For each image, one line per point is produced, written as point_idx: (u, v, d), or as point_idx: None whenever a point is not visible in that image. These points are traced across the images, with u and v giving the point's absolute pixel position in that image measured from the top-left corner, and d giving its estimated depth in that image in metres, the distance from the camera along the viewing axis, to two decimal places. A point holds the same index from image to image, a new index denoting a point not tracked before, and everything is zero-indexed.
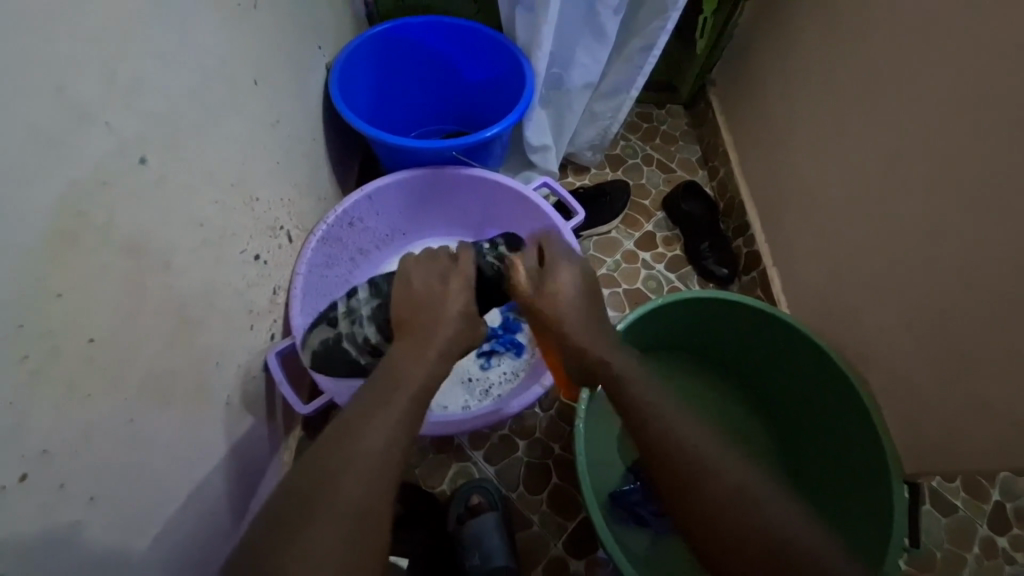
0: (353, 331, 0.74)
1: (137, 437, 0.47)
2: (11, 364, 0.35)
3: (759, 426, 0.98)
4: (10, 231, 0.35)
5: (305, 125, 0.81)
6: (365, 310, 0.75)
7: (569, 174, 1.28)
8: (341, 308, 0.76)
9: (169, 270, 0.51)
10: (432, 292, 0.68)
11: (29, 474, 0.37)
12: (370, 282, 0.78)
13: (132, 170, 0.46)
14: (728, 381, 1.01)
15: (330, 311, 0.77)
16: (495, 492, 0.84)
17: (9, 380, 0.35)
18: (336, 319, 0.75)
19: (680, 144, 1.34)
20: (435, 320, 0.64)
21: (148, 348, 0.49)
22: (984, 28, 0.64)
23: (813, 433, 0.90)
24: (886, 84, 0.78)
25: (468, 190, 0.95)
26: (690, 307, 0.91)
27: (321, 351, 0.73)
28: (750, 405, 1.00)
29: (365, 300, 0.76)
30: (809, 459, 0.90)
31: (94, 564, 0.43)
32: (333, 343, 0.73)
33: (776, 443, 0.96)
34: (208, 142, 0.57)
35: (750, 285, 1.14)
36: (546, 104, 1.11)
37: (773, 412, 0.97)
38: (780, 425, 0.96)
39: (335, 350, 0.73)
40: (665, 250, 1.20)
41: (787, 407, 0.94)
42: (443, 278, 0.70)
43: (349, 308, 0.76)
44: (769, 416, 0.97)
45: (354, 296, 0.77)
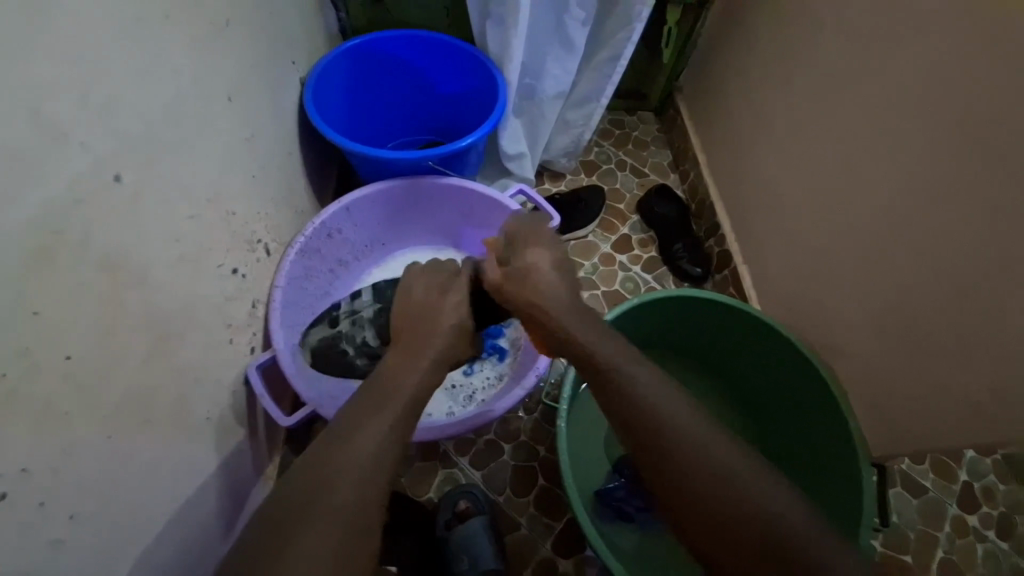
0: (352, 332, 0.81)
1: (117, 454, 0.47)
2: None
3: (737, 419, 1.01)
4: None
5: (280, 139, 0.82)
6: (366, 313, 0.82)
7: (545, 181, 1.32)
8: (344, 309, 0.83)
9: (147, 285, 0.51)
10: (414, 300, 0.69)
11: (9, 492, 0.37)
12: (374, 287, 0.85)
13: (106, 188, 0.46)
14: (705, 376, 1.05)
15: (333, 311, 0.85)
16: (482, 497, 0.85)
17: None
18: (337, 319, 0.83)
19: (652, 149, 1.38)
20: (417, 326, 0.66)
21: (127, 365, 0.49)
22: (924, 36, 0.69)
23: (787, 424, 0.93)
24: (840, 89, 0.83)
25: (444, 200, 0.97)
26: (665, 305, 0.94)
27: (319, 348, 0.80)
28: (728, 399, 1.03)
29: (366, 304, 0.83)
30: (786, 449, 0.94)
31: None
32: (331, 341, 0.80)
33: (753, 434, 0.99)
34: (183, 158, 0.57)
35: (723, 283, 1.18)
36: (520, 113, 1.14)
37: (749, 405, 1.00)
38: (757, 417, 0.99)
39: (334, 348, 0.81)
40: (641, 252, 1.23)
41: (762, 400, 0.98)
42: (440, 291, 0.71)
43: (352, 309, 0.83)
44: (746, 409, 1.01)
45: (357, 299, 0.84)
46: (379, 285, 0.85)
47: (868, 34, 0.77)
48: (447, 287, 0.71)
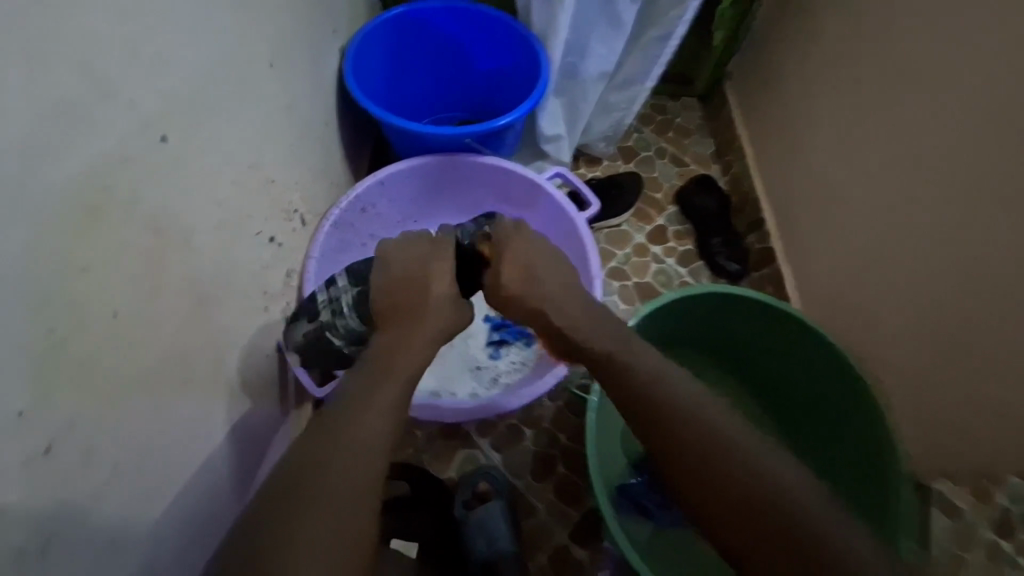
0: (333, 322, 0.69)
1: (155, 414, 0.48)
2: (39, 338, 0.36)
3: (767, 426, 0.98)
4: (33, 205, 0.35)
5: (319, 108, 0.81)
6: (344, 299, 0.69)
7: (581, 165, 1.28)
8: (320, 298, 0.71)
9: (191, 247, 0.51)
10: (410, 270, 0.64)
11: (54, 446, 0.38)
12: (348, 268, 0.72)
13: (152, 147, 0.46)
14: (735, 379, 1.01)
15: (309, 304, 0.71)
16: (501, 479, 0.86)
17: (38, 354, 0.36)
18: (315, 310, 0.70)
19: (694, 137, 1.33)
20: (419, 302, 0.62)
21: (170, 325, 0.49)
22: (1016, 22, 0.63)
23: (826, 434, 0.90)
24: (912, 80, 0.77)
25: (480, 179, 0.96)
26: (699, 302, 0.91)
27: (306, 342, 0.70)
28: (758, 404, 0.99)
29: (344, 288, 0.70)
30: (823, 460, 0.90)
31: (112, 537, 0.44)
32: (316, 334, 0.69)
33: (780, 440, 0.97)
34: (225, 122, 0.56)
35: (762, 282, 1.13)
36: (561, 93, 1.10)
37: (785, 413, 0.97)
38: (795, 427, 0.95)
39: (319, 341, 0.70)
40: (676, 244, 1.19)
41: (801, 408, 0.94)
42: (428, 257, 0.65)
43: (328, 296, 0.71)
44: (782, 416, 0.97)
45: (332, 284, 0.71)
46: (356, 268, 0.71)
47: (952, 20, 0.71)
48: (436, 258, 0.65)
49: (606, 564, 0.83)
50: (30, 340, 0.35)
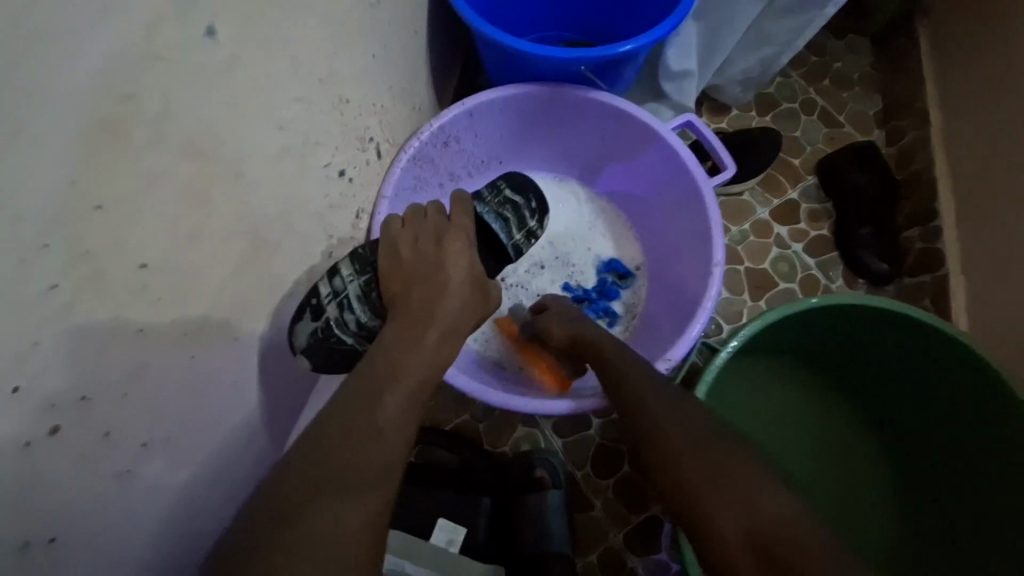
0: (344, 319, 0.52)
1: (199, 376, 0.40)
2: (34, 292, 0.26)
3: (882, 473, 0.80)
4: (24, 104, 0.24)
5: (409, 11, 0.67)
6: (353, 290, 0.54)
7: (703, 114, 1.04)
8: (321, 291, 0.52)
9: (243, 181, 0.41)
10: (422, 253, 0.55)
11: (62, 426, 0.28)
12: (352, 255, 0.56)
13: (197, 43, 0.34)
14: (852, 412, 0.83)
15: (305, 301, 0.52)
16: (559, 468, 0.78)
17: (33, 312, 0.26)
18: (317, 306, 0.52)
19: (857, 91, 1.05)
20: (434, 288, 0.53)
21: (216, 275, 0.40)
22: None
23: (971, 502, 0.72)
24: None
25: (587, 122, 0.79)
26: (839, 313, 0.73)
27: (314, 352, 0.51)
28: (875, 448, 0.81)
29: (350, 278, 0.54)
30: (958, 530, 0.73)
31: (161, 512, 0.38)
32: (325, 337, 0.51)
33: (894, 496, 0.79)
34: (298, 18, 0.44)
35: (915, 290, 0.91)
36: (701, 16, 0.86)
37: (915, 463, 0.79)
38: (926, 483, 0.77)
39: (328, 349, 0.51)
40: (809, 227, 0.97)
41: (941, 461, 0.76)
42: (437, 239, 0.57)
43: (329, 289, 0.53)
44: (908, 466, 0.79)
45: (334, 274, 0.54)
46: (360, 252, 0.57)
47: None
48: (447, 236, 0.58)
49: None
50: (20, 294, 0.25)
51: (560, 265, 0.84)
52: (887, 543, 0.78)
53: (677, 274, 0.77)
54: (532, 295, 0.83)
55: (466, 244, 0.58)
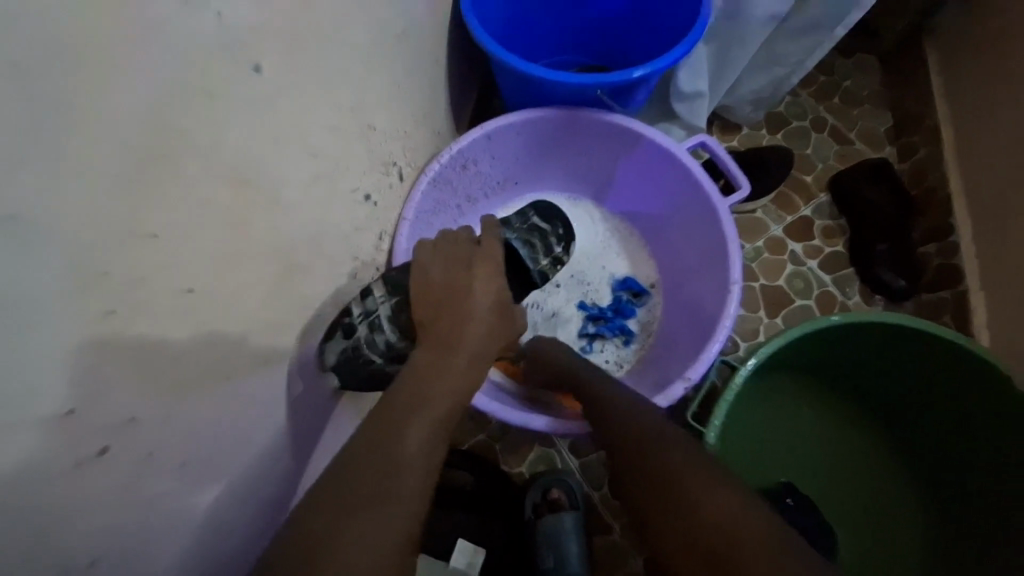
0: (374, 339, 0.55)
1: (235, 394, 0.41)
2: (92, 317, 0.28)
3: (907, 503, 0.78)
4: (89, 141, 0.26)
5: (431, 41, 0.69)
6: (383, 313, 0.56)
7: (714, 132, 1.05)
8: (353, 312, 0.55)
9: (278, 206, 0.43)
10: (451, 278, 0.57)
11: (111, 446, 0.30)
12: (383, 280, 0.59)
13: (240, 77, 0.36)
14: (873, 437, 0.81)
15: (339, 319, 0.55)
16: (576, 489, 0.76)
17: (90, 335, 0.28)
18: (349, 325, 0.55)
19: (866, 108, 1.06)
20: (461, 314, 0.55)
21: (252, 297, 0.41)
22: None
23: (1003, 533, 0.69)
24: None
25: (602, 143, 0.80)
26: (858, 331, 0.73)
27: (346, 369, 0.54)
28: (897, 475, 0.79)
29: (382, 300, 0.57)
30: (994, 561, 0.70)
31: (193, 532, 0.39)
32: (355, 356, 0.54)
33: (920, 527, 0.76)
34: (331, 52, 0.46)
35: (935, 306, 0.90)
36: (712, 39, 0.88)
37: (941, 490, 0.76)
38: (955, 511, 0.74)
39: (357, 366, 0.54)
40: (824, 244, 0.97)
41: (969, 490, 0.73)
42: (468, 264, 0.59)
43: (361, 309, 0.56)
44: (935, 494, 0.76)
45: (366, 296, 0.57)
46: (391, 275, 0.60)
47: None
48: (478, 261, 0.60)
49: None
50: (78, 319, 0.27)
51: (576, 283, 0.85)
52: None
53: (695, 293, 0.77)
54: (547, 315, 0.83)
55: (496, 269, 0.60)
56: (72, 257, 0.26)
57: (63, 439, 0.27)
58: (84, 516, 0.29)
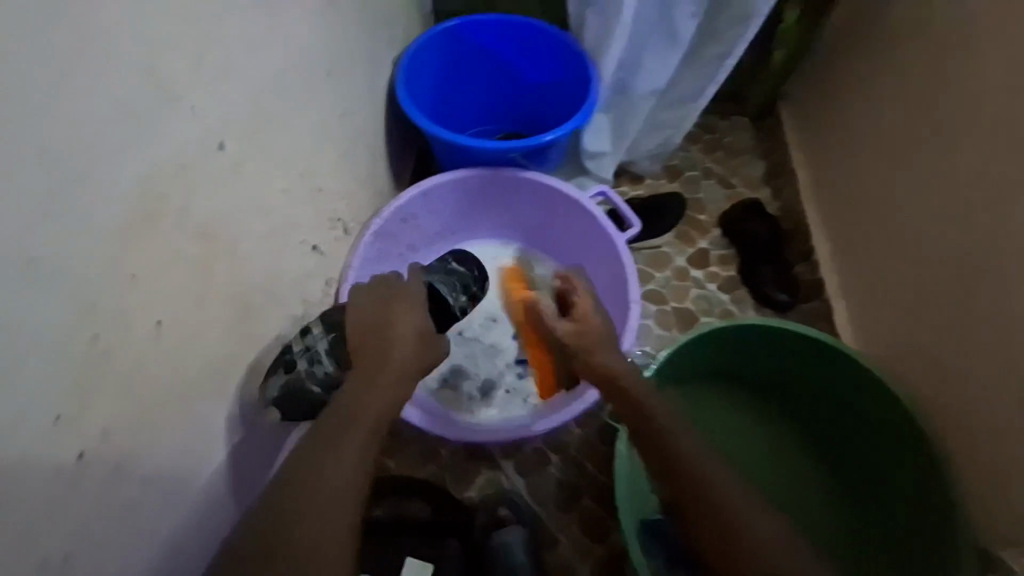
0: (314, 372, 0.59)
1: (191, 418, 0.48)
2: (81, 342, 0.36)
3: (828, 495, 0.86)
4: (94, 209, 0.36)
5: (371, 117, 0.82)
6: (322, 346, 0.60)
7: (623, 183, 1.23)
8: (293, 348, 0.59)
9: (237, 256, 0.52)
10: (374, 314, 0.61)
11: (87, 453, 0.38)
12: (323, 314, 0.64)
13: (211, 155, 0.46)
14: (789, 438, 0.90)
15: (280, 354, 0.59)
16: (522, 506, 0.84)
17: (79, 357, 0.36)
18: (289, 360, 0.59)
19: (743, 159, 1.27)
20: (382, 348, 0.58)
21: (211, 331, 0.49)
22: None
23: (901, 505, 0.79)
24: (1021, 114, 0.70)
25: (523, 195, 0.94)
26: (746, 338, 0.86)
27: (286, 401, 0.58)
28: (815, 471, 0.88)
29: (321, 335, 0.61)
30: (892, 528, 0.80)
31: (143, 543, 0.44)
32: (294, 389, 0.58)
33: (843, 515, 0.85)
34: (283, 132, 0.57)
35: (812, 315, 1.07)
36: (609, 109, 1.07)
37: (847, 476, 0.86)
38: (859, 491, 0.85)
39: (299, 398, 0.58)
40: (720, 270, 1.14)
41: (864, 469, 0.85)
42: (387, 301, 0.62)
43: (302, 345, 0.60)
44: (844, 481, 0.87)
45: (306, 331, 0.61)
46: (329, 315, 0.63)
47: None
48: (396, 298, 0.63)
49: None
50: (71, 345, 0.35)
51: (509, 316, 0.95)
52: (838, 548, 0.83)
53: (606, 315, 0.90)
54: (487, 346, 0.93)
55: (414, 304, 0.63)
56: (73, 296, 0.35)
57: (53, 443, 0.35)
58: (53, 514, 0.36)
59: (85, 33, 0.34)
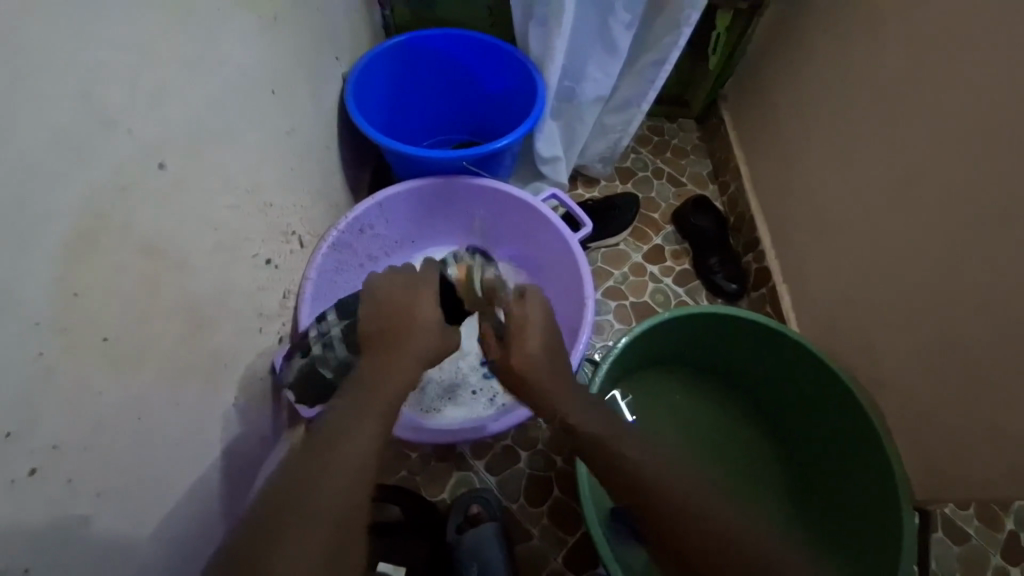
0: (322, 355, 0.68)
1: (144, 434, 0.49)
2: (26, 360, 0.37)
3: (774, 458, 0.95)
4: (35, 228, 0.37)
5: (320, 131, 0.83)
6: (334, 332, 0.70)
7: (578, 186, 1.29)
8: (312, 334, 0.71)
9: (184, 271, 0.53)
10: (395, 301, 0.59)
11: (39, 468, 0.38)
12: (336, 305, 0.73)
13: (151, 174, 0.47)
14: (741, 407, 0.99)
15: (303, 340, 0.72)
16: (495, 503, 0.83)
17: (23, 375, 0.37)
18: (308, 346, 0.70)
19: (691, 158, 1.35)
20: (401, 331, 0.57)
21: (159, 347, 0.50)
22: (991, 52, 0.65)
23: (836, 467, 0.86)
24: (918, 103, 0.75)
25: (477, 200, 0.97)
26: (695, 323, 0.91)
27: (300, 380, 0.69)
28: (763, 436, 0.97)
29: (333, 322, 0.71)
30: (828, 491, 0.87)
31: (96, 560, 0.44)
32: (307, 370, 0.69)
33: (789, 479, 0.93)
34: (225, 150, 0.58)
35: (759, 301, 1.14)
36: (558, 116, 1.12)
37: (795, 444, 0.93)
38: (804, 457, 0.92)
39: (312, 377, 0.69)
40: (674, 264, 1.20)
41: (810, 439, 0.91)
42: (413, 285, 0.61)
43: (319, 332, 0.71)
44: (791, 447, 0.94)
45: (322, 321, 0.72)
46: (341, 303, 0.73)
47: (953, 44, 0.70)
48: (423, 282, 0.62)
49: None
50: (18, 362, 0.36)
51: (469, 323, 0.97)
52: (777, 505, 0.91)
53: (563, 312, 0.92)
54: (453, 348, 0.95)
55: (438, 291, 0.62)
56: (18, 313, 0.36)
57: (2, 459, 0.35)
58: (13, 534, 0.36)
59: (23, 63, 0.35)
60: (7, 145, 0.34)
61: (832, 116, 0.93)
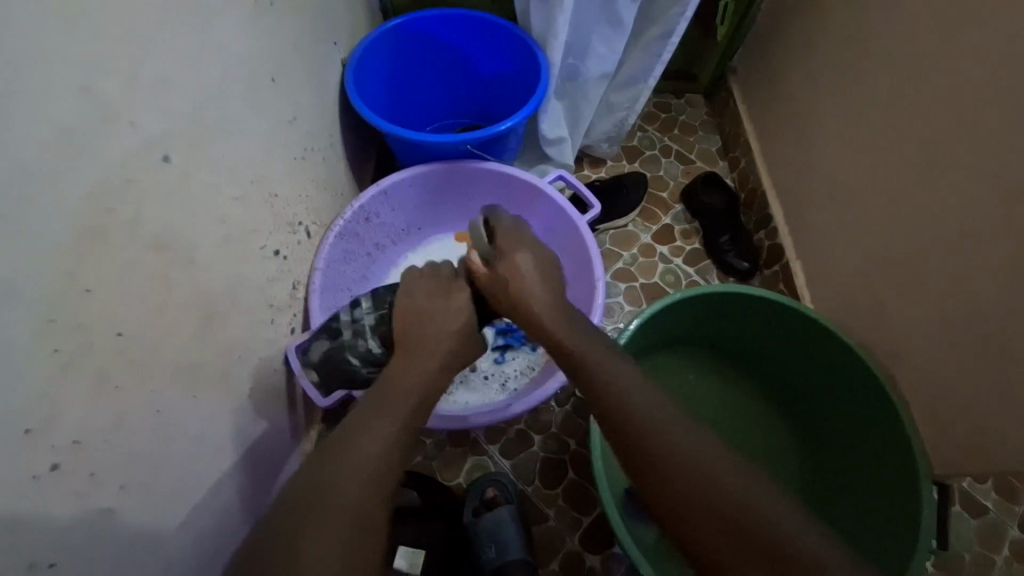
0: (354, 343, 0.70)
1: (162, 427, 0.49)
2: (41, 359, 0.37)
3: (788, 436, 0.94)
4: (44, 225, 0.37)
5: (322, 119, 0.82)
6: (368, 322, 0.71)
7: (585, 167, 1.27)
8: (342, 318, 0.72)
9: (194, 265, 0.52)
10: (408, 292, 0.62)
11: (61, 464, 0.39)
12: (371, 292, 0.74)
13: (156, 168, 0.47)
14: (754, 386, 0.98)
15: (331, 321, 0.72)
16: (511, 486, 0.84)
17: (40, 373, 0.37)
18: (337, 329, 0.71)
19: (699, 134, 1.31)
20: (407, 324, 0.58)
21: (172, 341, 0.50)
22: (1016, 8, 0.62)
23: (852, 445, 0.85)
24: (937, 67, 0.72)
25: (482, 184, 0.95)
26: (707, 303, 0.90)
27: (325, 363, 0.70)
28: (776, 414, 0.97)
29: (367, 311, 0.72)
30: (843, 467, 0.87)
31: (124, 550, 0.45)
32: (335, 355, 0.70)
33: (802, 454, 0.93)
34: (227, 141, 0.57)
35: (772, 279, 1.12)
36: (562, 96, 1.10)
37: (810, 421, 0.93)
38: (819, 435, 0.91)
39: (338, 362, 0.70)
40: (684, 243, 1.18)
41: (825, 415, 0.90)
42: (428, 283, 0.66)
43: (350, 317, 0.72)
44: (806, 424, 0.94)
45: (355, 306, 0.72)
46: (376, 291, 0.74)
47: (975, 4, 0.66)
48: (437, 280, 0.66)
49: (619, 569, 0.82)
50: (34, 359, 0.36)
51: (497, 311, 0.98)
52: (788, 479, 0.91)
53: (574, 296, 0.91)
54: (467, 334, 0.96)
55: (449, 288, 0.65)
56: (30, 311, 0.36)
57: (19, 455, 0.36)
58: (37, 532, 0.37)
59: (19, 58, 0.34)
60: (9, 142, 0.34)
61: (846, 85, 0.90)
